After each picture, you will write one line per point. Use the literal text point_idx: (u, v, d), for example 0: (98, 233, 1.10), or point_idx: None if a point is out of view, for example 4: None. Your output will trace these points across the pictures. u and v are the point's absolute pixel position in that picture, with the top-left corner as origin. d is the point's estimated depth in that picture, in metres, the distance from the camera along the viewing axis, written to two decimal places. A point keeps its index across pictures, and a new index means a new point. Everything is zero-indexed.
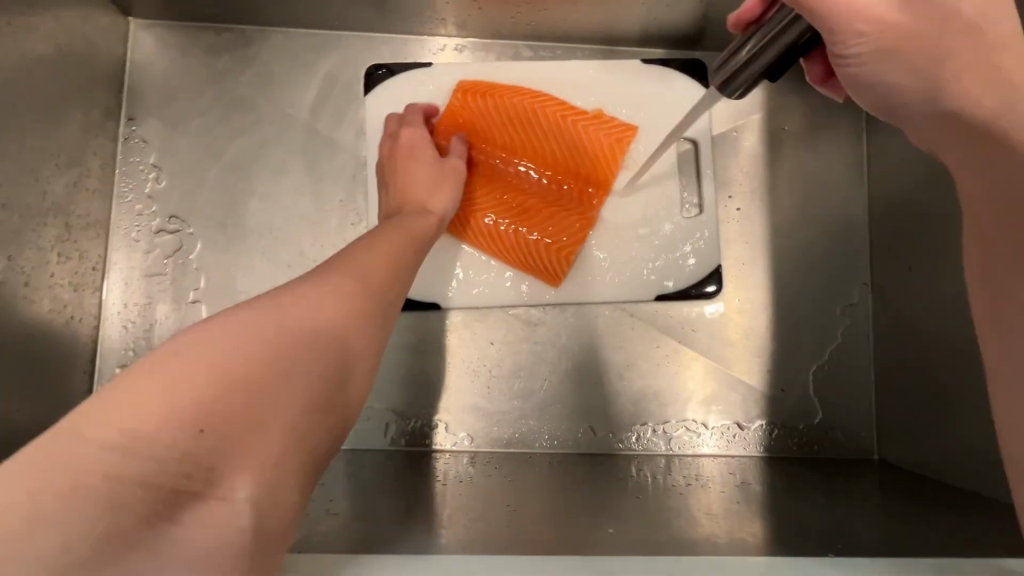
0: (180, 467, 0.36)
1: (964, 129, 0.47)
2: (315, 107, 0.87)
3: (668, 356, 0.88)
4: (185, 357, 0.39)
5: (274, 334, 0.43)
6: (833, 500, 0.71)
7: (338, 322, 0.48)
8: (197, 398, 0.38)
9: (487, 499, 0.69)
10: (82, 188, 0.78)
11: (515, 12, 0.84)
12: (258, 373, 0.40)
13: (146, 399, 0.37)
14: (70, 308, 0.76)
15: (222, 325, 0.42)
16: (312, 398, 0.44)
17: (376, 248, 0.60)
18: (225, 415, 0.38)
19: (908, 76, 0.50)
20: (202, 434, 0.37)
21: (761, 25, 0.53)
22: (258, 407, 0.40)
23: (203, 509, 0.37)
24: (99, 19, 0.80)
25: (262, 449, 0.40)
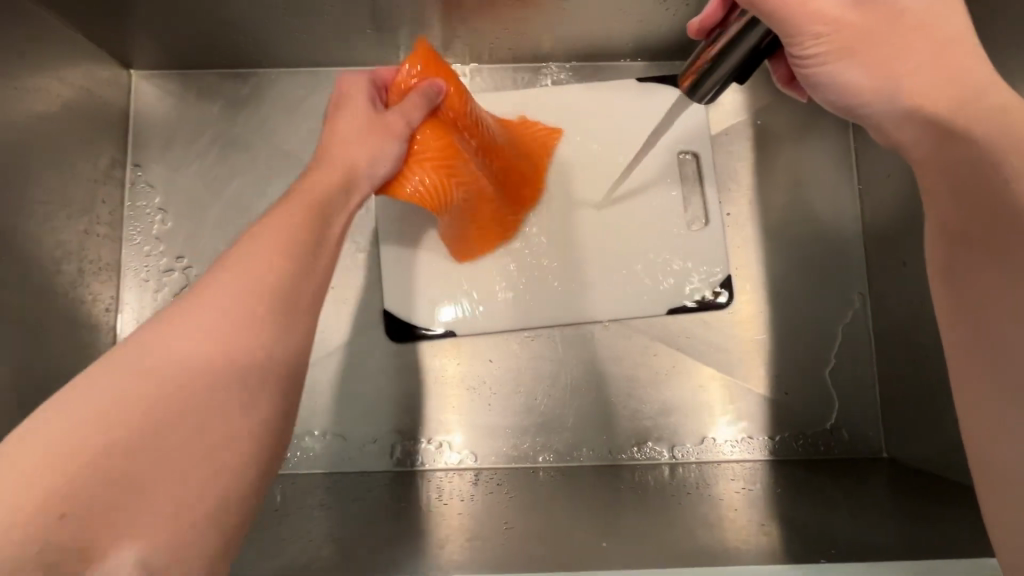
0: (41, 558, 0.32)
1: (921, 126, 0.50)
2: (308, 142, 0.90)
3: (665, 365, 0.88)
4: (69, 416, 0.37)
5: (172, 377, 0.41)
6: (841, 503, 0.69)
7: (243, 341, 0.45)
8: (48, 480, 0.34)
9: (492, 513, 0.71)
10: (93, 234, 0.82)
11: (494, 37, 0.87)
12: (150, 420, 0.39)
13: (25, 470, 0.34)
14: (86, 349, 0.80)
15: (75, 394, 0.39)
16: (219, 431, 0.42)
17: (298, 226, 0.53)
18: (94, 490, 0.35)
19: (863, 74, 0.53)
20: (64, 518, 0.34)
21: (723, 29, 0.58)
22: (130, 467, 0.37)
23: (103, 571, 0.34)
24: (100, 74, 0.84)
25: (160, 494, 0.38)
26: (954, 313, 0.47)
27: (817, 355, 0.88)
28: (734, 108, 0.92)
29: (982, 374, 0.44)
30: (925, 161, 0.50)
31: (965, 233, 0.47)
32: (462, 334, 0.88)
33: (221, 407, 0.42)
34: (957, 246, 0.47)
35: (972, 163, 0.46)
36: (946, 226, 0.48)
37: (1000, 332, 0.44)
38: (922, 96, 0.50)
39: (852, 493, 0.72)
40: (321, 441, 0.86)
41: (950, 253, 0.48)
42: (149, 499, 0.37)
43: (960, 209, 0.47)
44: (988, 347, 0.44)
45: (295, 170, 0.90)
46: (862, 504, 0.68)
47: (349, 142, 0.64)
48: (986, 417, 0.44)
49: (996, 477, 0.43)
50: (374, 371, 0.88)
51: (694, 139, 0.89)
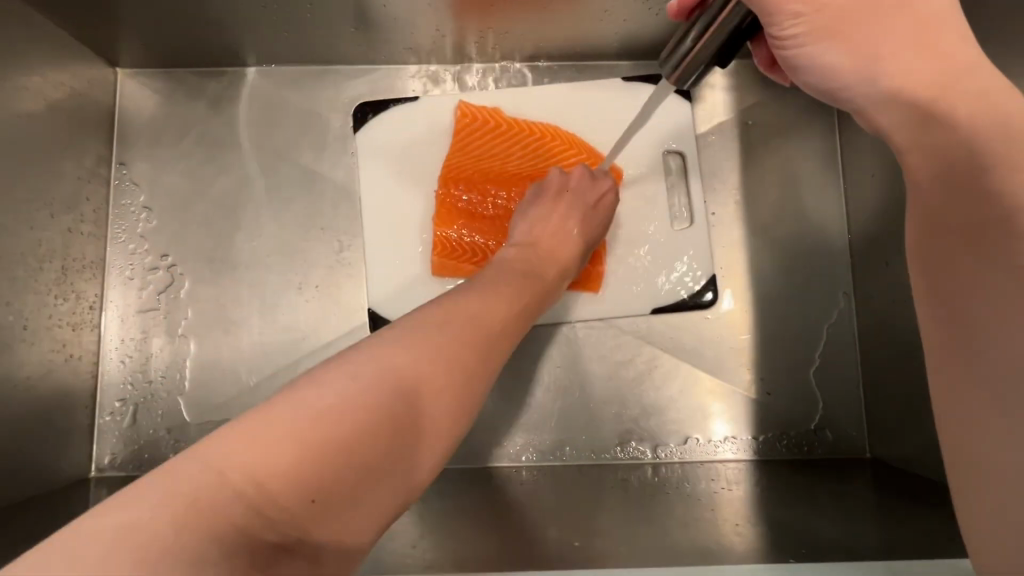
0: (286, 525, 0.38)
1: (905, 111, 0.50)
2: (293, 141, 0.90)
3: (649, 364, 0.88)
4: (341, 379, 0.43)
5: (359, 407, 0.42)
6: (823, 504, 0.69)
7: (423, 375, 0.46)
8: (305, 467, 0.39)
9: (471, 512, 0.71)
10: (77, 232, 0.82)
11: (478, 36, 0.87)
12: (343, 447, 0.40)
13: (233, 467, 0.38)
14: (69, 346, 0.80)
15: (331, 388, 0.42)
16: (400, 461, 0.43)
17: (493, 296, 0.59)
18: (338, 486, 0.39)
19: (843, 56, 0.52)
20: (312, 502, 0.38)
21: (704, 10, 0.53)
22: (361, 481, 0.40)
23: (293, 564, 0.39)
24: (86, 72, 0.84)
25: (345, 511, 0.40)
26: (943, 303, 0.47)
27: (803, 355, 0.87)
28: (720, 107, 0.92)
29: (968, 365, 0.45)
30: (909, 144, 0.50)
31: (952, 224, 0.47)
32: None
33: (401, 437, 0.43)
34: (943, 237, 0.48)
35: (962, 152, 0.47)
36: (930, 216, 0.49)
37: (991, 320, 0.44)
38: (905, 80, 0.50)
39: (834, 494, 0.72)
40: None
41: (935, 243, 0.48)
42: (343, 512, 0.40)
43: (949, 198, 0.47)
44: (976, 338, 0.45)
45: (279, 169, 0.90)
46: (843, 505, 0.68)
47: (542, 232, 0.73)
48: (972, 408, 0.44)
49: (975, 468, 0.44)
50: None
51: (679, 139, 0.89)
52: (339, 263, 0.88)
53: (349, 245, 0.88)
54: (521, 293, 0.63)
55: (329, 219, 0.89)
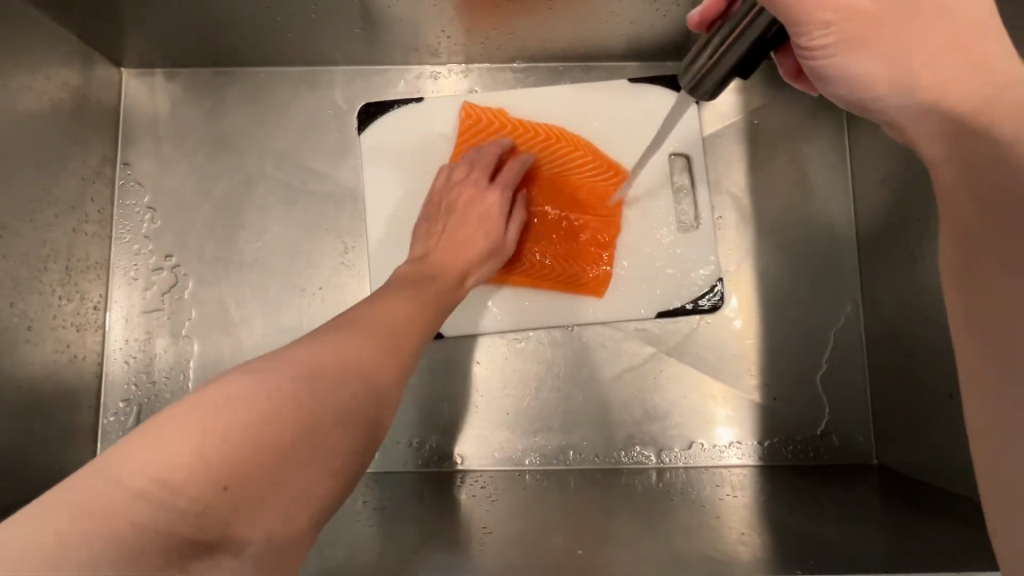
0: (198, 519, 0.34)
1: (939, 122, 0.48)
2: (298, 141, 0.90)
3: (654, 369, 0.87)
4: (249, 371, 0.41)
5: (264, 392, 0.39)
6: (829, 511, 0.68)
7: (330, 361, 0.45)
8: (219, 454, 0.35)
9: (474, 517, 0.70)
10: (81, 233, 0.82)
11: (484, 37, 0.86)
12: (253, 433, 0.37)
13: (131, 466, 0.34)
14: (73, 347, 0.80)
15: (242, 380, 0.40)
16: (322, 440, 0.40)
17: (397, 304, 0.61)
18: (254, 472, 0.36)
19: (876, 67, 0.51)
20: (225, 491, 0.35)
21: (727, 21, 0.55)
22: (279, 467, 0.37)
23: (218, 562, 0.35)
24: (91, 72, 0.84)
25: (264, 498, 0.37)
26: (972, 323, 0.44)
27: (810, 361, 0.87)
28: (727, 109, 0.91)
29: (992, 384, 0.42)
30: (939, 157, 0.48)
31: (985, 239, 0.44)
32: (450, 337, 0.88)
33: (320, 417, 0.41)
34: (972, 252, 0.45)
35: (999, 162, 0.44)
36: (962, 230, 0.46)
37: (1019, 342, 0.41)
38: (940, 90, 0.49)
39: (839, 500, 0.71)
40: None
41: (968, 261, 0.45)
42: (259, 502, 0.36)
43: (982, 211, 0.44)
44: (1005, 361, 0.42)
45: (284, 169, 0.89)
46: (849, 512, 0.68)
47: (451, 237, 0.75)
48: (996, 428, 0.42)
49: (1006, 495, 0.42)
50: None
51: (686, 141, 0.88)
52: (343, 265, 0.88)
53: (352, 247, 0.88)
54: (425, 300, 0.65)
55: (334, 220, 0.88)
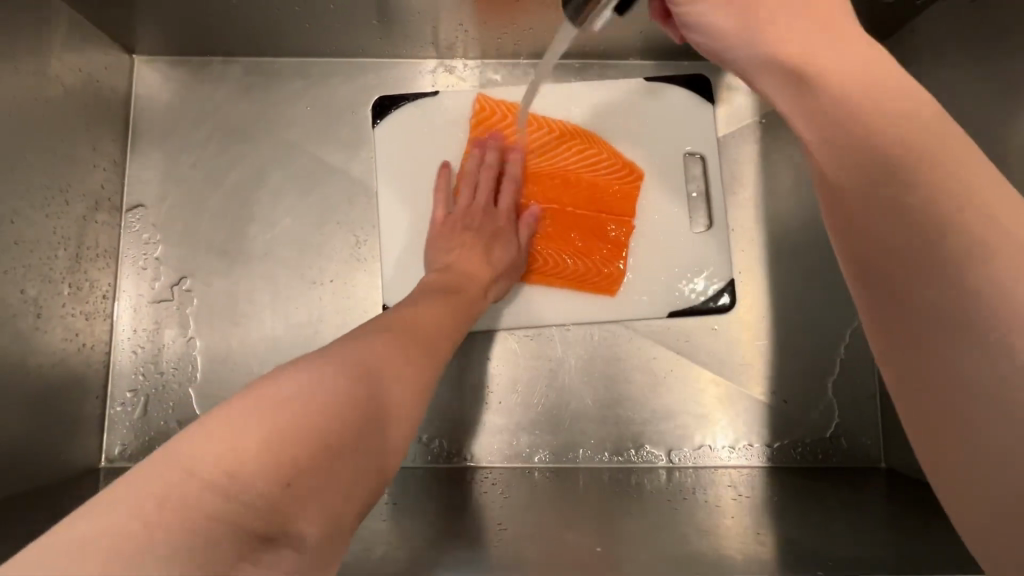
0: (269, 513, 0.34)
1: (780, 72, 0.47)
2: (311, 133, 0.90)
3: (665, 369, 0.87)
4: (301, 369, 0.41)
5: (320, 394, 0.39)
6: (841, 513, 0.69)
7: (370, 364, 0.46)
8: (284, 450, 0.35)
9: (486, 513, 0.70)
10: (91, 221, 0.81)
11: (501, 33, 0.86)
12: (314, 428, 0.37)
13: (200, 462, 0.34)
14: (82, 335, 0.79)
15: (295, 376, 0.40)
16: (368, 437, 0.41)
17: (417, 309, 0.62)
18: (315, 467, 0.37)
19: (726, 18, 0.51)
20: (288, 487, 0.35)
21: None
22: (336, 461, 0.38)
23: (280, 556, 0.35)
24: (103, 58, 0.83)
25: (323, 492, 0.37)
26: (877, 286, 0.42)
27: (820, 363, 0.87)
28: (742, 111, 0.91)
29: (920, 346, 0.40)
30: (789, 109, 0.47)
31: (863, 200, 0.42)
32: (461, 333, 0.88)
33: (364, 415, 0.41)
34: (847, 219, 0.44)
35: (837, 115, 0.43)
36: (836, 193, 0.44)
37: (924, 295, 0.39)
38: (776, 37, 0.48)
39: (849, 502, 0.72)
40: None
41: (848, 224, 0.44)
42: (316, 496, 0.37)
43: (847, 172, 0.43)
44: None
45: (296, 162, 0.89)
46: (861, 515, 0.68)
47: (466, 246, 0.75)
48: (939, 391, 0.39)
49: None
50: None
51: (701, 141, 0.88)
52: (355, 259, 0.87)
53: (365, 241, 0.87)
54: (453, 304, 0.67)
55: (346, 213, 0.88)
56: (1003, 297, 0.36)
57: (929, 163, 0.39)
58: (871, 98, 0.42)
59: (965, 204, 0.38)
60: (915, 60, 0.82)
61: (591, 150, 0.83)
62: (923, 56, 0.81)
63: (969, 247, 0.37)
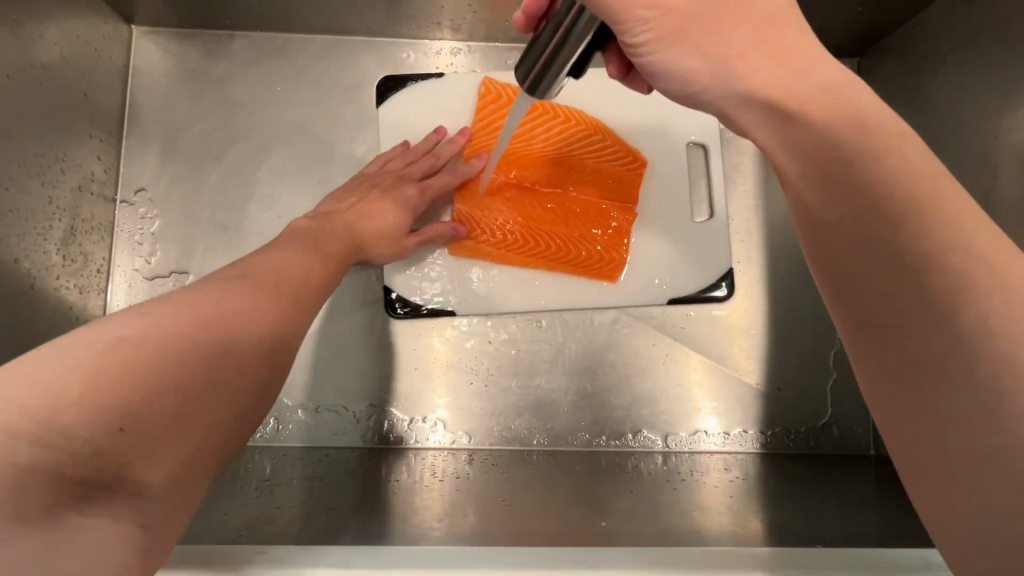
0: (94, 459, 0.34)
1: (761, 107, 0.45)
2: (314, 111, 0.88)
3: (663, 355, 0.88)
4: (164, 310, 0.40)
5: (166, 328, 0.38)
6: (833, 496, 0.71)
7: (233, 308, 0.43)
8: (108, 395, 0.35)
9: (483, 494, 0.71)
10: (87, 193, 0.80)
11: (509, 16, 0.85)
12: (157, 374, 0.36)
13: (10, 405, 0.33)
14: (75, 310, 0.77)
15: (145, 319, 0.39)
16: (216, 380, 0.39)
17: (297, 257, 0.57)
18: (154, 415, 0.36)
19: (694, 60, 0.48)
20: (121, 432, 0.35)
21: (551, 18, 0.51)
22: (183, 411, 0.37)
23: (117, 505, 0.36)
24: (101, 27, 0.81)
25: (158, 444, 0.36)
26: (864, 331, 0.40)
27: (815, 353, 0.89)
28: None
29: (903, 394, 0.38)
30: (767, 142, 0.45)
31: (851, 233, 0.40)
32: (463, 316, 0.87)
33: (208, 360, 0.39)
34: (832, 259, 0.41)
35: (825, 147, 0.41)
36: (820, 229, 0.41)
37: (916, 339, 0.37)
38: (757, 77, 0.45)
39: (841, 487, 0.74)
40: (312, 415, 0.86)
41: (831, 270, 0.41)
42: (155, 444, 0.36)
43: (833, 207, 0.40)
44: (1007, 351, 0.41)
45: (299, 140, 0.88)
46: (851, 499, 0.70)
47: (362, 202, 0.75)
48: (930, 434, 0.37)
49: None
50: (369, 346, 0.88)
51: (704, 132, 0.89)
52: None
53: None
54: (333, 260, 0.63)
55: None
56: (1007, 349, 0.34)
57: (932, 197, 0.37)
58: (866, 139, 0.40)
59: (952, 244, 0.36)
60: (917, 60, 0.84)
61: (591, 135, 0.82)
62: (926, 55, 0.83)
63: (962, 287, 0.36)
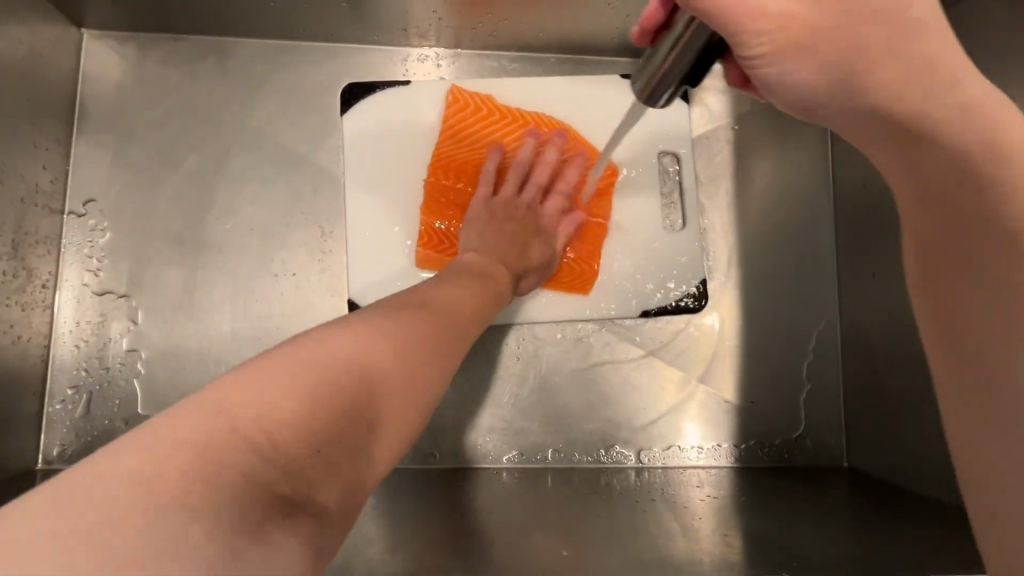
0: (295, 476, 0.34)
1: (891, 130, 0.44)
2: (277, 118, 0.86)
3: (637, 368, 0.87)
4: (330, 334, 0.42)
5: (351, 356, 0.40)
6: (808, 515, 0.68)
7: (386, 337, 0.45)
8: (310, 414, 0.35)
9: (454, 508, 0.69)
10: (32, 205, 0.76)
11: (477, 22, 0.83)
12: (340, 397, 0.37)
13: (232, 414, 0.33)
14: (18, 328, 0.73)
15: (318, 339, 0.41)
16: (388, 407, 0.41)
17: (441, 290, 0.59)
18: (340, 436, 0.37)
19: (816, 76, 0.46)
20: (318, 452, 0.35)
21: (671, 30, 0.51)
22: (361, 438, 0.38)
23: (306, 526, 0.33)
24: (48, 31, 0.78)
25: (342, 465, 0.36)
26: (932, 285, 0.45)
27: (789, 364, 0.88)
28: (717, 112, 0.91)
29: (963, 343, 0.43)
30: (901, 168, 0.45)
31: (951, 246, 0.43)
32: None
33: (375, 388, 0.41)
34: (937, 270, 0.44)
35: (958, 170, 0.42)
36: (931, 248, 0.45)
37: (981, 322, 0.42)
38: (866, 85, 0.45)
39: (815, 501, 0.72)
40: None
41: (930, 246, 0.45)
42: (342, 467, 0.36)
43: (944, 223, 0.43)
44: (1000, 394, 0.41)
45: (261, 148, 0.85)
46: (822, 512, 0.69)
47: (504, 233, 0.74)
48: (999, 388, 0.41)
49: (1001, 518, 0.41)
50: None
51: (676, 141, 0.88)
52: (321, 252, 0.84)
53: (330, 233, 0.84)
54: (468, 290, 0.62)
55: (311, 203, 0.84)
56: None
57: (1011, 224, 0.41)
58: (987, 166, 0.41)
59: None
60: None
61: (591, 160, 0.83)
62: None
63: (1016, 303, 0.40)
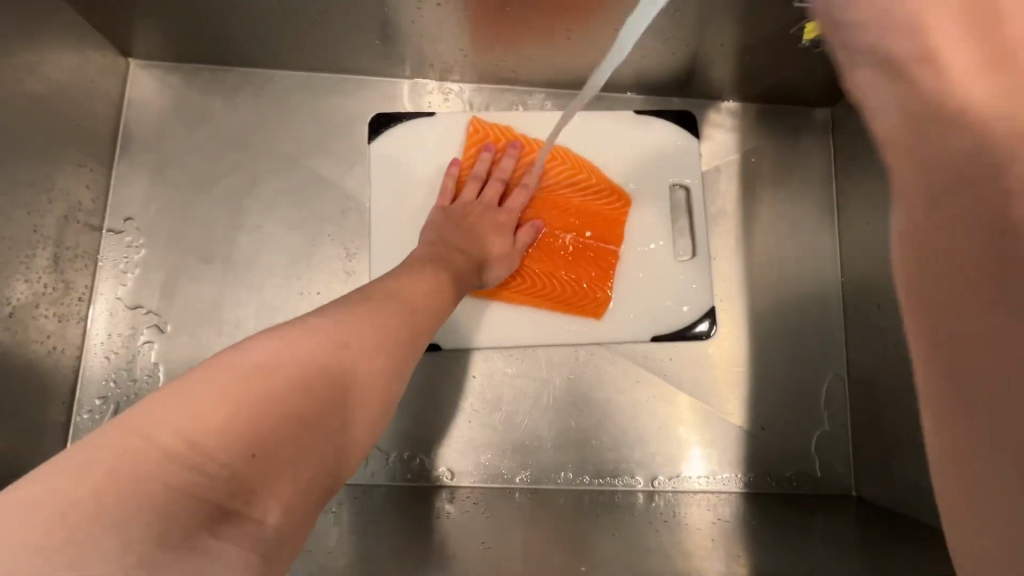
0: (229, 485, 0.38)
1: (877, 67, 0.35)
2: (307, 145, 0.90)
3: (655, 395, 0.89)
4: (277, 338, 0.45)
5: (298, 362, 0.43)
6: (814, 539, 0.69)
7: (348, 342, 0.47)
8: (240, 426, 0.39)
9: (466, 530, 0.70)
10: (73, 222, 0.80)
11: (500, 59, 0.88)
12: (276, 406, 0.40)
13: (163, 427, 0.38)
14: (53, 339, 0.77)
15: (257, 344, 0.44)
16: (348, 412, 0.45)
17: (403, 282, 0.61)
18: (281, 443, 0.40)
19: None
20: (253, 458, 0.39)
21: None
22: (305, 446, 0.41)
23: (237, 531, 0.38)
24: (97, 60, 0.83)
25: (286, 470, 0.40)
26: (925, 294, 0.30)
27: (796, 392, 0.90)
28: (727, 147, 0.96)
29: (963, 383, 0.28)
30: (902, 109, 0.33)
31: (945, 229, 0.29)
32: (445, 348, 0.88)
33: (326, 396, 0.43)
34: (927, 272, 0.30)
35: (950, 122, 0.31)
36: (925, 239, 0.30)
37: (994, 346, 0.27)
38: None
39: (823, 526, 0.74)
40: None
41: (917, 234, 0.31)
42: (284, 472, 0.40)
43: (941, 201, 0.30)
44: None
45: (291, 172, 0.89)
46: (830, 539, 0.70)
47: (478, 238, 0.78)
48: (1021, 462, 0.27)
49: None
50: None
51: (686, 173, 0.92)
52: (343, 273, 0.87)
53: (354, 254, 0.87)
54: (435, 285, 0.65)
55: (337, 225, 0.88)
56: None
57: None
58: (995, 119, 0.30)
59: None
60: None
61: (586, 180, 0.85)
62: None
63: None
